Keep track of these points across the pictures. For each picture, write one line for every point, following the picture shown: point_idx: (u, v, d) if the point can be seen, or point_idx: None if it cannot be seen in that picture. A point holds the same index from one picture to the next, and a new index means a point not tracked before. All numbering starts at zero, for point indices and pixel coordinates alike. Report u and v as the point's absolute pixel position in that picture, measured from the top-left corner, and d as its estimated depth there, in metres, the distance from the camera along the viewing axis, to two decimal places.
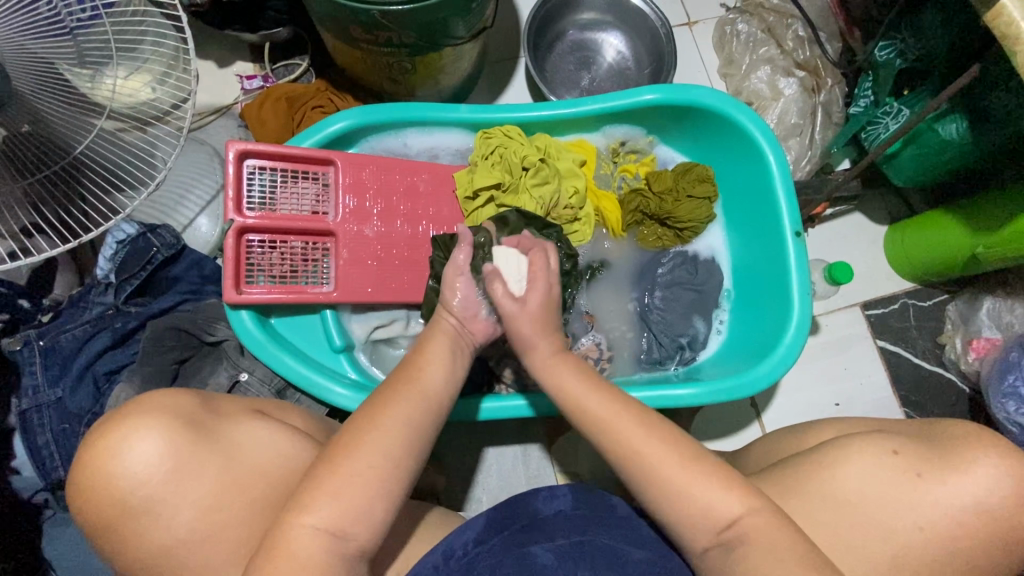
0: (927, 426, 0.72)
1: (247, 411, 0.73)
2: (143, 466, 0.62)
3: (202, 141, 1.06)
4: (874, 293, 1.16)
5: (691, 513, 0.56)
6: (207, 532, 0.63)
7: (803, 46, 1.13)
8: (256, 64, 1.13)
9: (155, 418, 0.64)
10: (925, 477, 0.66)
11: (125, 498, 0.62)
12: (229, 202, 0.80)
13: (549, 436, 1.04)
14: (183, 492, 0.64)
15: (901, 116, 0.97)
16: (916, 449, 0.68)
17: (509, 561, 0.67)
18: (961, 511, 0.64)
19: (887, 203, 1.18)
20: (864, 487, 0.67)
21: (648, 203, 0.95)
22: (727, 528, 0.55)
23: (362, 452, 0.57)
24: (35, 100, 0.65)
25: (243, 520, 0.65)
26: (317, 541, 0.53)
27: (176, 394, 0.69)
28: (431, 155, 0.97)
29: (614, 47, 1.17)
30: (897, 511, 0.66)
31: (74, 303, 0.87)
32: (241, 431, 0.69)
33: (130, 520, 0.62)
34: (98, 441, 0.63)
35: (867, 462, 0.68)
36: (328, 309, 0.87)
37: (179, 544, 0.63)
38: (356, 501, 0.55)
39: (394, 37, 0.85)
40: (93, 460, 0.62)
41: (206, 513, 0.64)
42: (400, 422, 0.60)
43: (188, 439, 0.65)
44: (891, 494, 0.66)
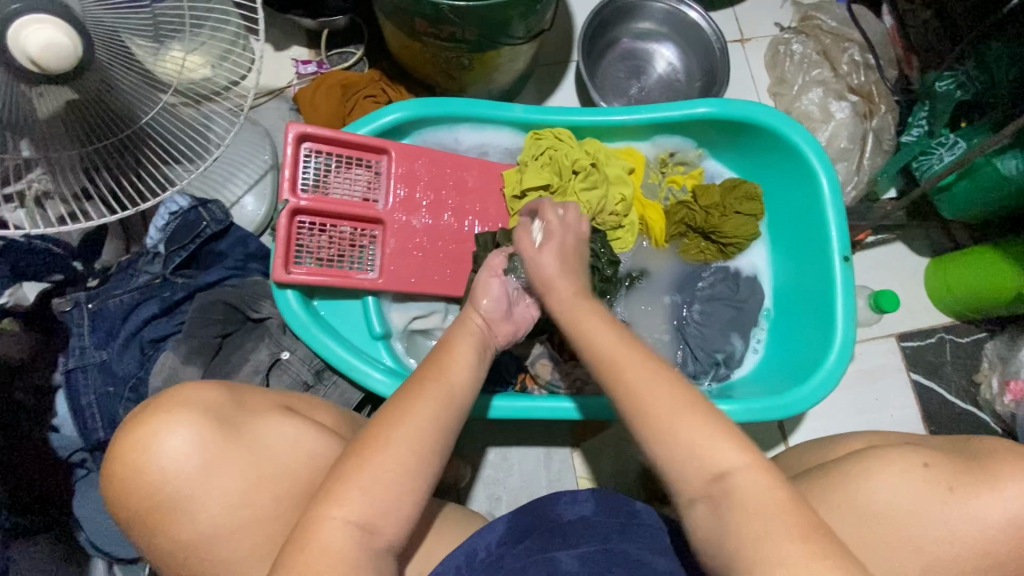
0: (961, 441, 0.70)
1: (277, 406, 0.72)
2: (173, 462, 0.62)
3: (256, 121, 1.07)
4: (911, 325, 1.14)
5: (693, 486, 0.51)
6: (235, 527, 0.64)
7: (858, 71, 1.12)
8: (312, 50, 1.14)
9: (180, 416, 0.64)
10: (957, 491, 0.64)
11: (156, 492, 0.62)
12: (285, 182, 0.82)
13: (573, 442, 1.04)
14: (215, 483, 0.64)
15: (957, 149, 0.97)
16: (947, 462, 0.66)
17: (535, 564, 0.68)
18: (999, 538, 0.62)
19: (930, 236, 1.16)
20: (892, 499, 0.66)
21: (693, 216, 0.94)
22: (723, 491, 0.50)
23: (402, 445, 0.56)
24: (105, 66, 0.66)
25: (268, 516, 0.65)
26: (344, 534, 0.53)
27: (203, 389, 0.68)
28: (480, 151, 0.98)
29: (666, 59, 1.17)
30: (927, 526, 0.64)
31: (123, 269, 0.89)
32: (267, 427, 0.68)
33: (159, 515, 0.63)
34: (129, 436, 0.63)
35: (896, 473, 0.67)
36: (370, 295, 0.87)
37: (206, 539, 0.63)
38: (403, 489, 0.55)
39: (457, 32, 0.86)
40: (124, 455, 0.62)
41: (232, 509, 0.64)
42: (437, 418, 0.59)
43: (215, 436, 0.65)
44: (920, 510, 0.65)
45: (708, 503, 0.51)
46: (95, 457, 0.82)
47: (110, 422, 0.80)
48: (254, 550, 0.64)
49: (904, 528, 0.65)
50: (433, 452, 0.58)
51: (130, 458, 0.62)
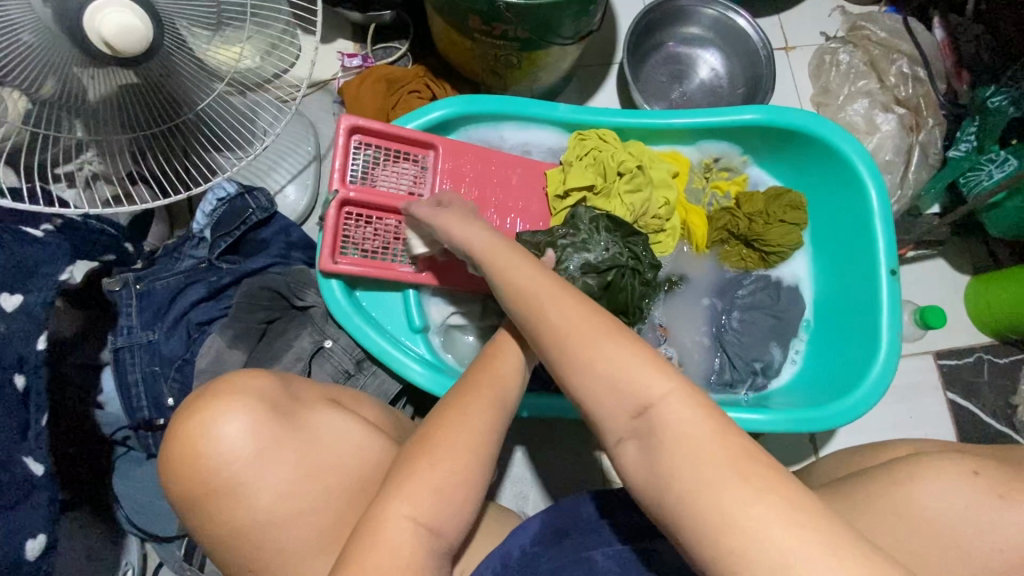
0: (1015, 451, 0.66)
1: (327, 398, 0.73)
2: (232, 447, 0.64)
3: (301, 112, 1.09)
4: (949, 343, 1.12)
5: (621, 420, 0.48)
6: (285, 517, 0.65)
7: (906, 83, 1.10)
8: (358, 44, 1.15)
9: (241, 402, 0.66)
10: (1009, 498, 0.60)
11: (214, 476, 0.63)
12: (335, 172, 0.82)
13: (602, 445, 1.03)
14: (270, 471, 0.65)
15: (1007, 165, 0.96)
16: (998, 469, 0.63)
17: (570, 565, 0.69)
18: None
19: (972, 253, 1.14)
20: (941, 504, 0.62)
21: (737, 224, 0.93)
22: (648, 425, 0.46)
23: (457, 445, 0.57)
24: (168, 52, 0.67)
25: (316, 507, 0.66)
26: (414, 534, 0.54)
27: (259, 377, 0.70)
28: (523, 149, 0.98)
29: (710, 65, 1.17)
30: (982, 535, 0.60)
31: (168, 252, 0.89)
32: (320, 418, 0.70)
33: (215, 499, 0.64)
34: (190, 419, 0.64)
35: (946, 477, 0.63)
36: (411, 288, 0.88)
37: (257, 526, 0.64)
38: (460, 483, 0.56)
39: (508, 30, 0.86)
40: (186, 438, 0.64)
41: (283, 498, 0.65)
42: (493, 416, 0.60)
43: (271, 422, 0.66)
44: (973, 520, 0.61)
45: (638, 441, 0.47)
46: (140, 436, 0.81)
47: (155, 401, 0.81)
48: (303, 539, 0.65)
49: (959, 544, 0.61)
50: (486, 449, 0.58)
51: (193, 440, 0.64)
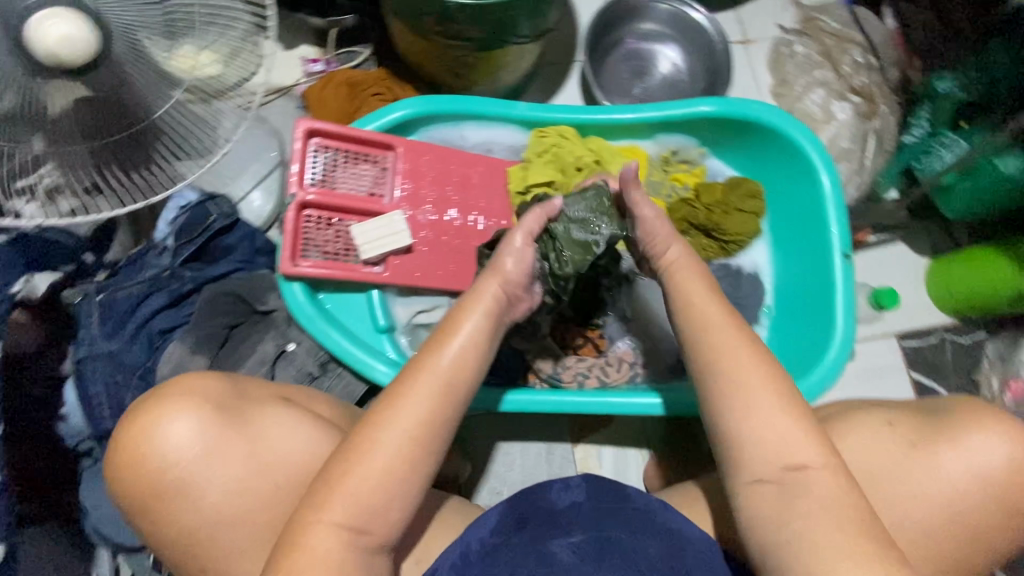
0: (923, 403, 0.73)
1: (276, 397, 0.73)
2: (176, 449, 0.64)
3: (263, 118, 1.08)
4: (911, 324, 1.15)
5: (766, 469, 0.57)
6: (236, 516, 0.65)
7: (861, 72, 1.14)
8: (320, 48, 1.16)
9: (183, 405, 0.66)
10: (919, 445, 0.67)
11: (159, 479, 0.64)
12: (294, 176, 0.83)
13: (574, 437, 1.04)
14: (217, 471, 0.65)
15: (957, 148, 0.97)
16: (913, 420, 0.70)
17: (529, 557, 0.68)
18: (975, 496, 0.64)
19: (932, 236, 1.17)
20: (862, 457, 0.68)
21: (696, 214, 0.95)
22: (800, 479, 0.55)
23: (391, 441, 0.57)
24: (119, 61, 0.67)
25: (266, 505, 0.66)
26: (336, 539, 0.55)
27: (205, 380, 0.70)
28: (485, 148, 0.99)
29: (670, 60, 1.18)
30: (905, 485, 0.66)
31: (131, 264, 0.90)
32: (268, 417, 0.69)
33: (162, 502, 0.64)
34: (133, 424, 0.65)
35: (866, 433, 0.69)
36: (375, 289, 0.89)
37: (208, 526, 0.64)
38: (406, 472, 0.57)
39: (464, 30, 0.87)
40: (129, 443, 0.64)
41: (233, 497, 0.65)
42: (433, 407, 0.58)
43: (215, 423, 0.66)
44: (898, 473, 0.67)
45: (776, 485, 0.56)
46: (102, 446, 0.84)
47: (118, 411, 0.80)
48: (255, 539, 0.65)
49: (890, 502, 0.66)
50: (432, 439, 0.58)
51: (136, 446, 0.64)
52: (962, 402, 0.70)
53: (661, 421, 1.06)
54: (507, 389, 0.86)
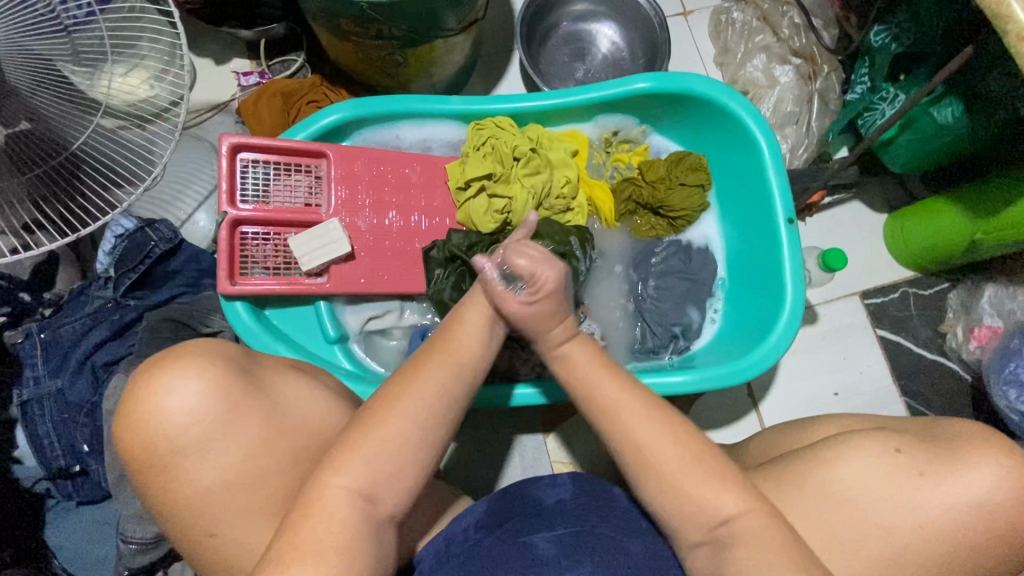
0: (928, 424, 0.69)
1: (290, 365, 0.70)
2: (193, 405, 0.58)
3: (199, 137, 1.06)
4: (873, 282, 1.14)
5: (709, 502, 0.56)
6: (252, 476, 0.60)
7: (798, 34, 1.11)
8: (253, 61, 1.13)
9: (200, 361, 0.60)
10: (927, 476, 0.63)
11: (176, 435, 0.58)
12: (223, 194, 0.82)
13: (544, 427, 1.03)
14: (236, 430, 0.60)
15: (898, 102, 0.96)
16: (918, 446, 0.65)
17: (506, 550, 0.64)
18: (936, 474, 0.63)
19: (886, 191, 1.16)
20: (863, 483, 0.64)
21: (640, 192, 0.95)
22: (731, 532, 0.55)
23: (404, 414, 0.55)
24: (33, 95, 0.66)
25: (285, 467, 0.62)
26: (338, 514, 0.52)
27: (219, 342, 0.65)
28: (423, 146, 0.97)
29: (609, 37, 1.17)
30: (896, 509, 0.63)
31: (76, 296, 0.88)
32: (283, 381, 0.66)
33: (175, 459, 0.58)
34: (145, 380, 0.59)
35: (868, 458, 0.65)
36: (322, 300, 0.88)
37: (223, 485, 0.59)
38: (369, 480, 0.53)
39: (384, 29, 0.85)
40: (140, 396, 0.58)
41: (252, 456, 0.60)
42: (447, 383, 0.58)
43: (234, 383, 0.61)
44: (892, 493, 0.63)
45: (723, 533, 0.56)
46: (60, 485, 0.82)
47: (70, 448, 0.81)
48: (272, 500, 0.60)
49: (850, 485, 0.64)
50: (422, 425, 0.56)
51: (143, 403, 0.58)
52: (962, 423, 0.67)
53: None
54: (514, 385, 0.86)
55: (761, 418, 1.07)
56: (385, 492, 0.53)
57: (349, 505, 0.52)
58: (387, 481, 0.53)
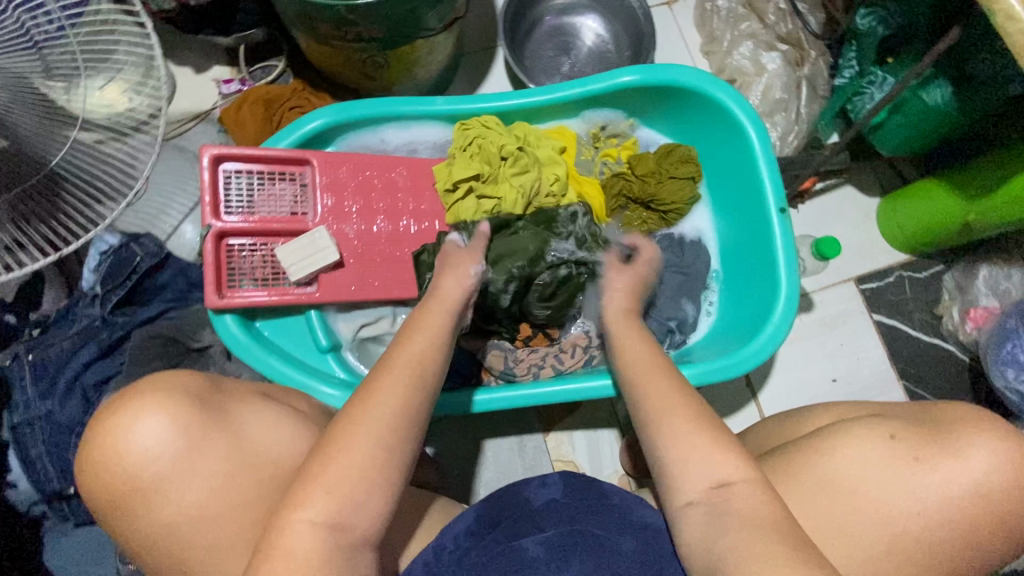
0: (923, 408, 0.68)
1: (254, 392, 0.70)
2: (155, 442, 0.58)
3: (182, 148, 1.05)
4: (868, 266, 1.14)
5: (694, 487, 0.57)
6: (220, 510, 0.59)
7: (784, 19, 1.11)
8: (233, 67, 1.12)
9: (162, 396, 0.61)
10: (924, 461, 0.63)
11: (137, 474, 0.58)
12: (206, 207, 0.81)
13: (543, 426, 1.02)
14: (196, 467, 0.60)
15: (886, 85, 0.95)
16: (914, 431, 0.65)
17: (500, 556, 0.63)
18: (939, 464, 0.62)
19: (878, 174, 1.16)
20: (862, 473, 0.64)
21: (631, 187, 0.94)
22: (724, 500, 0.56)
23: (368, 433, 0.54)
24: (7, 114, 0.64)
25: (254, 499, 0.61)
26: (322, 534, 0.51)
27: (180, 375, 0.65)
28: (409, 149, 0.96)
29: (593, 30, 1.16)
30: (898, 497, 0.62)
31: (62, 316, 0.87)
32: (243, 412, 0.65)
33: (141, 497, 0.58)
34: (105, 419, 0.59)
35: (867, 448, 0.64)
36: (312, 309, 0.87)
37: (189, 520, 0.59)
38: (356, 497, 0.52)
39: (363, 32, 0.83)
40: (101, 436, 0.59)
41: (219, 490, 0.60)
42: (408, 400, 0.57)
43: (190, 417, 0.61)
44: (892, 481, 0.63)
45: (706, 512, 0.56)
46: (56, 507, 0.82)
47: (63, 470, 0.80)
48: (242, 531, 0.59)
49: (849, 475, 0.64)
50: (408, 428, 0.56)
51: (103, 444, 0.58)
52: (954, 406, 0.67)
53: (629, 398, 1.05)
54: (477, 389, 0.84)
55: (760, 407, 1.07)
56: (379, 502, 0.53)
57: (343, 518, 0.52)
58: (381, 493, 0.53)
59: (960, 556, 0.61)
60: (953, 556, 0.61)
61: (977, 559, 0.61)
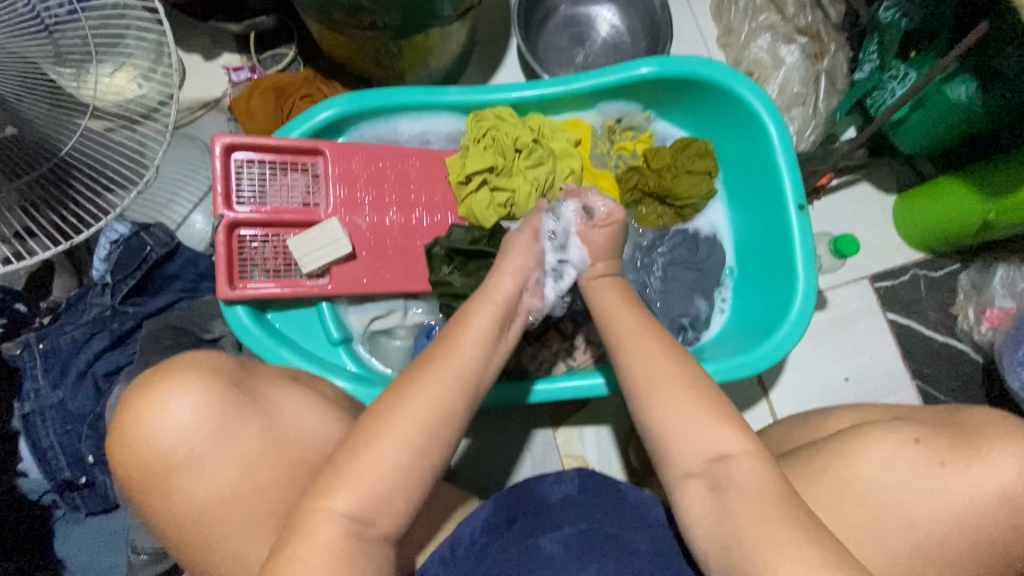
0: (949, 413, 0.67)
1: (282, 378, 0.69)
2: (188, 422, 0.58)
3: (192, 137, 1.04)
4: (883, 265, 1.12)
5: (709, 498, 0.56)
6: (251, 490, 0.60)
7: (804, 11, 1.08)
8: (242, 55, 1.10)
9: (196, 379, 0.60)
10: (948, 466, 0.62)
11: (168, 453, 0.58)
12: (218, 197, 0.80)
13: (553, 422, 1.02)
14: (228, 447, 0.60)
15: (908, 80, 0.93)
16: (939, 437, 0.64)
17: (519, 554, 0.62)
18: (962, 468, 0.61)
19: (895, 171, 1.14)
20: (883, 475, 0.63)
21: (646, 181, 0.93)
22: (725, 474, 0.54)
23: (399, 437, 0.53)
24: (19, 101, 0.63)
25: (281, 482, 0.61)
26: (341, 531, 0.50)
27: (212, 355, 0.64)
28: (422, 140, 0.95)
29: (608, 21, 1.14)
30: (916, 499, 0.62)
31: (73, 304, 0.86)
32: (276, 392, 0.65)
33: (172, 476, 0.58)
34: (139, 396, 0.59)
35: (889, 449, 0.64)
36: (324, 302, 0.87)
37: (220, 499, 0.59)
38: (371, 496, 0.51)
39: (378, 19, 0.82)
40: (132, 413, 0.58)
41: (250, 469, 0.60)
42: (447, 396, 0.55)
43: (226, 400, 0.60)
44: (913, 483, 0.62)
45: (725, 522, 0.54)
46: (67, 496, 0.81)
47: (75, 460, 0.80)
48: (270, 515, 0.60)
49: (869, 476, 0.63)
50: (429, 428, 0.54)
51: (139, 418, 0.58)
52: (979, 410, 0.66)
53: None
54: (535, 380, 0.85)
55: (771, 406, 1.06)
56: (393, 499, 0.52)
57: (360, 511, 0.51)
58: (397, 490, 0.52)
59: (979, 560, 0.60)
60: (972, 560, 0.60)
61: (998, 562, 0.60)
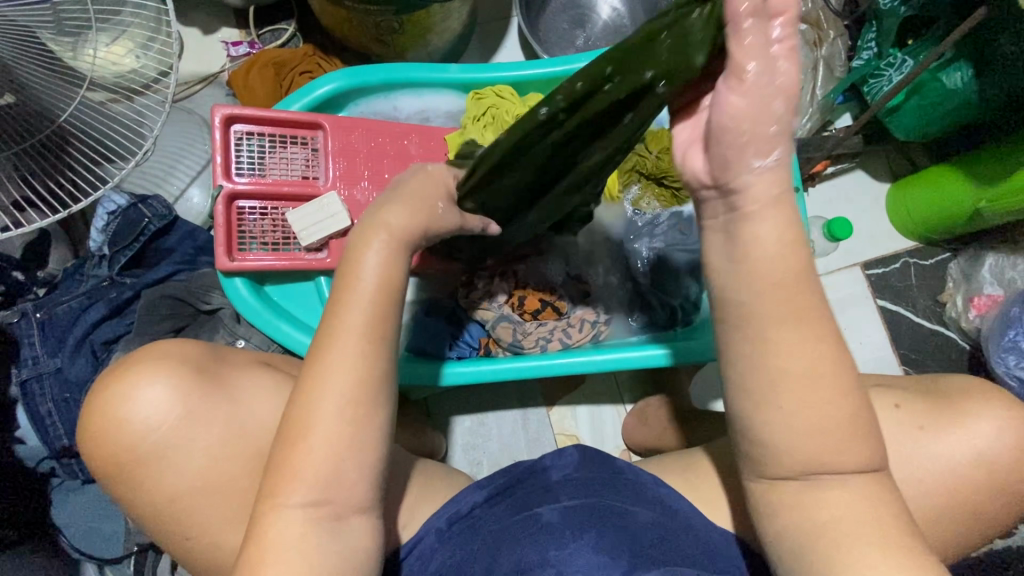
0: (930, 382, 0.69)
1: (257, 361, 0.69)
2: (153, 412, 0.59)
3: (189, 111, 1.03)
4: (876, 252, 1.14)
5: None
6: (219, 480, 0.61)
7: None
8: (242, 30, 1.09)
9: (159, 367, 0.60)
10: (928, 429, 0.63)
11: (135, 444, 0.59)
12: (217, 167, 0.81)
13: (547, 400, 1.03)
14: (196, 435, 0.60)
15: (904, 68, 0.94)
16: (922, 405, 0.66)
17: (516, 523, 0.64)
18: (948, 441, 0.63)
19: (889, 158, 1.15)
20: None
21: (644, 163, 0.95)
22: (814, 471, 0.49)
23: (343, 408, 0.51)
24: (18, 68, 0.63)
25: (250, 470, 0.62)
26: (340, 494, 0.51)
27: (181, 345, 0.64)
28: (421, 118, 0.95)
29: (609, 3, 1.13)
30: (902, 469, 0.63)
31: (70, 276, 0.87)
32: (245, 380, 0.65)
33: (144, 465, 0.59)
34: (105, 390, 0.59)
35: (875, 415, 0.65)
36: (321, 276, 0.87)
37: (188, 492, 0.60)
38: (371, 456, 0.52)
39: None
40: (98, 409, 0.59)
41: (217, 460, 0.61)
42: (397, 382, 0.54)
43: (191, 386, 0.61)
44: (902, 457, 0.63)
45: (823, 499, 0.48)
46: (64, 464, 0.82)
47: (73, 428, 0.80)
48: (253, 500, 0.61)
49: None
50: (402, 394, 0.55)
51: (103, 413, 0.59)
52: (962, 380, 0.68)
53: (631, 373, 1.05)
54: (445, 362, 0.84)
55: None
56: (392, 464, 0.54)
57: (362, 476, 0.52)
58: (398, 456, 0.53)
59: (957, 524, 0.63)
60: (947, 524, 0.63)
61: (974, 527, 0.63)
